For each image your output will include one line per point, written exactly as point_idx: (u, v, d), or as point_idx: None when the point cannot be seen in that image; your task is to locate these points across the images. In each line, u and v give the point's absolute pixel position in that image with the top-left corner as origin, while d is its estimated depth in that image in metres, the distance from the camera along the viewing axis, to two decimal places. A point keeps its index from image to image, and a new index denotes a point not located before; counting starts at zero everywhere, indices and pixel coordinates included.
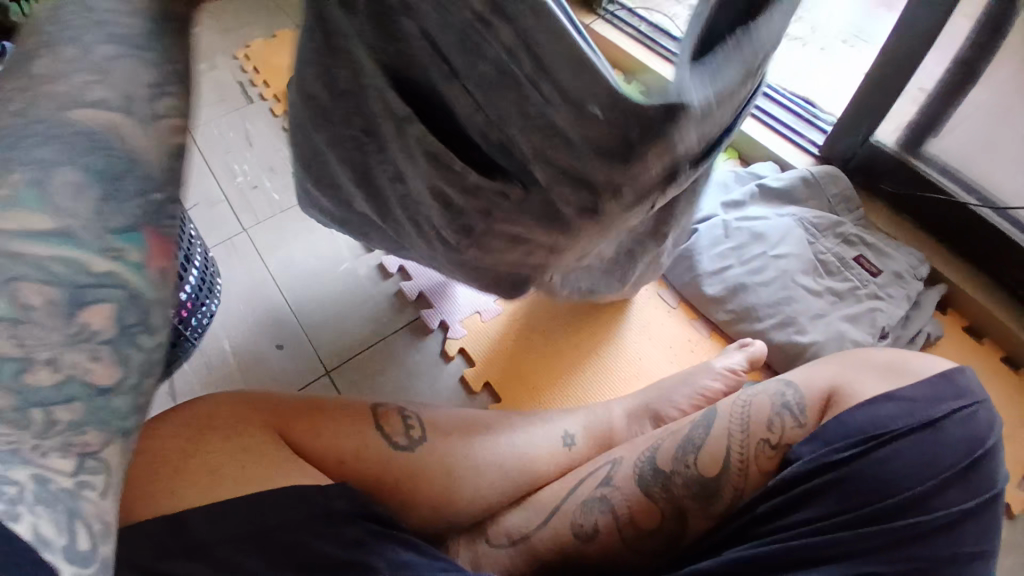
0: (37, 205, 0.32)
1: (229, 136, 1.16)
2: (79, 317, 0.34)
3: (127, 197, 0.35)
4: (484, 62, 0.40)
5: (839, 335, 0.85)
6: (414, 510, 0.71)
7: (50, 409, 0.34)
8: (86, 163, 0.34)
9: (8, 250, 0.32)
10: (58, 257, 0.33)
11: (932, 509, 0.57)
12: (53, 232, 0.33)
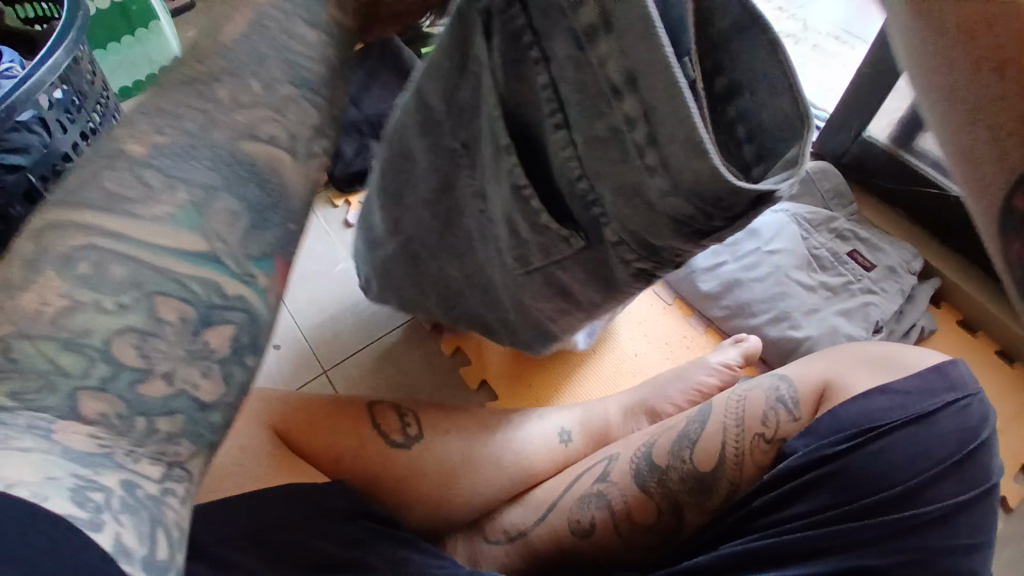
0: (195, 229, 0.39)
1: None
2: (204, 336, 0.39)
3: (268, 228, 0.43)
4: (604, 118, 0.41)
5: (833, 330, 0.86)
6: (411, 508, 0.71)
7: (153, 418, 0.37)
8: (244, 201, 0.42)
9: (149, 262, 0.37)
10: (201, 282, 0.39)
11: (925, 501, 0.58)
12: (202, 257, 0.39)
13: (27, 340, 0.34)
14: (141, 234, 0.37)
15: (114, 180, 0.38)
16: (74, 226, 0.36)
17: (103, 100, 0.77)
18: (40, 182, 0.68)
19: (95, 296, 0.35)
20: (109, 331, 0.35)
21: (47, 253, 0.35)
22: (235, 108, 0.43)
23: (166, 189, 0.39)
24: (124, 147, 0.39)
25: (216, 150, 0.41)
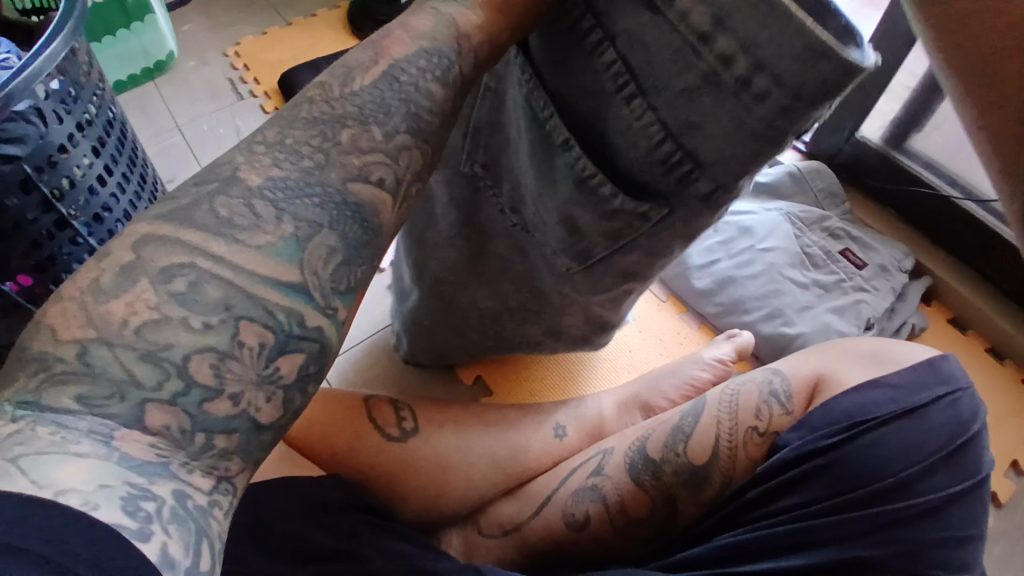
0: (292, 258, 0.33)
1: (218, 133, 1.18)
2: (275, 361, 0.32)
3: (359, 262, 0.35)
4: (693, 68, 0.38)
5: (825, 327, 0.86)
6: (406, 501, 0.71)
7: (210, 433, 0.30)
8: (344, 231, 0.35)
9: (247, 287, 0.31)
10: (283, 307, 0.32)
11: (917, 493, 0.58)
12: (293, 286, 0.32)
13: (109, 347, 0.29)
14: (235, 254, 0.31)
15: (224, 205, 0.33)
16: (167, 239, 0.31)
17: (99, 93, 0.76)
18: (33, 173, 0.68)
19: (182, 313, 0.30)
20: (189, 349, 0.30)
21: (145, 265, 0.30)
22: (355, 150, 0.36)
23: (271, 218, 0.33)
24: (238, 173, 0.34)
25: (325, 188, 0.35)
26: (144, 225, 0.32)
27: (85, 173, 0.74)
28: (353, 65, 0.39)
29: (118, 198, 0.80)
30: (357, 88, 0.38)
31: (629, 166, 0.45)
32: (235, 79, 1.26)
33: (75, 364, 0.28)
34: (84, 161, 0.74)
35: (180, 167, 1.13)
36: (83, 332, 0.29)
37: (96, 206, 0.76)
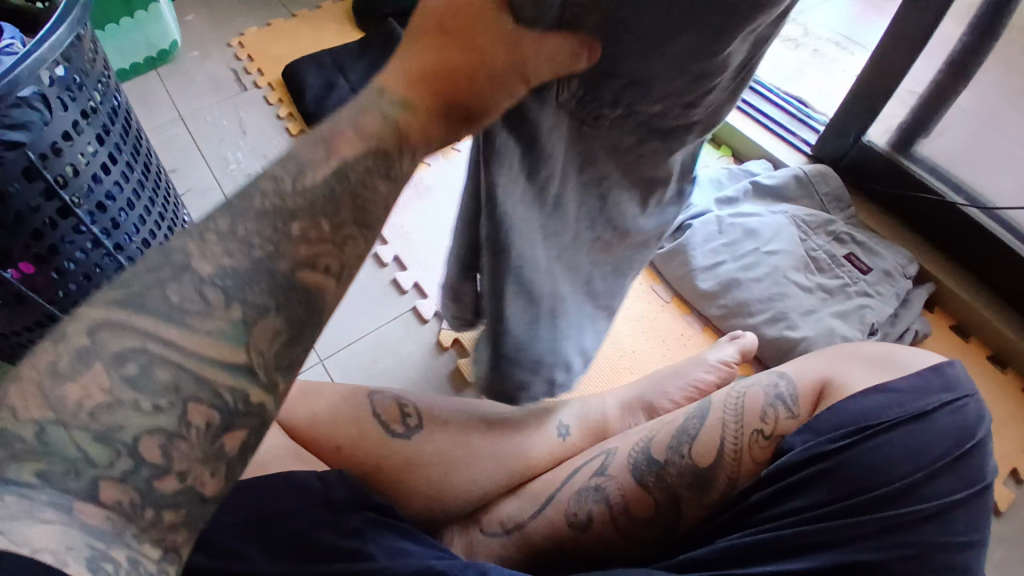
0: (238, 342, 0.34)
1: (221, 124, 1.18)
2: (220, 438, 0.35)
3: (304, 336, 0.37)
4: None
5: (829, 331, 0.86)
6: (410, 498, 0.72)
7: (160, 507, 0.34)
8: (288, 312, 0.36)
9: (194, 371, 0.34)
10: (228, 386, 0.34)
11: (921, 499, 0.58)
12: (234, 366, 0.34)
13: (65, 428, 0.32)
14: (184, 342, 0.33)
15: (178, 293, 0.34)
16: (121, 324, 0.33)
17: (103, 82, 0.75)
18: (37, 160, 0.67)
19: (133, 395, 0.33)
20: (139, 430, 0.33)
21: (100, 349, 0.33)
22: (301, 240, 0.35)
23: (220, 306, 0.34)
24: (190, 262, 0.34)
25: (274, 279, 0.35)
26: (98, 308, 0.33)
27: (88, 161, 0.73)
28: (300, 148, 0.35)
29: (121, 186, 0.79)
30: (308, 185, 0.35)
31: None
32: (239, 70, 1.26)
33: (33, 444, 0.31)
34: (89, 149, 0.73)
35: (181, 159, 1.13)
36: (41, 413, 0.32)
37: (99, 194, 0.76)
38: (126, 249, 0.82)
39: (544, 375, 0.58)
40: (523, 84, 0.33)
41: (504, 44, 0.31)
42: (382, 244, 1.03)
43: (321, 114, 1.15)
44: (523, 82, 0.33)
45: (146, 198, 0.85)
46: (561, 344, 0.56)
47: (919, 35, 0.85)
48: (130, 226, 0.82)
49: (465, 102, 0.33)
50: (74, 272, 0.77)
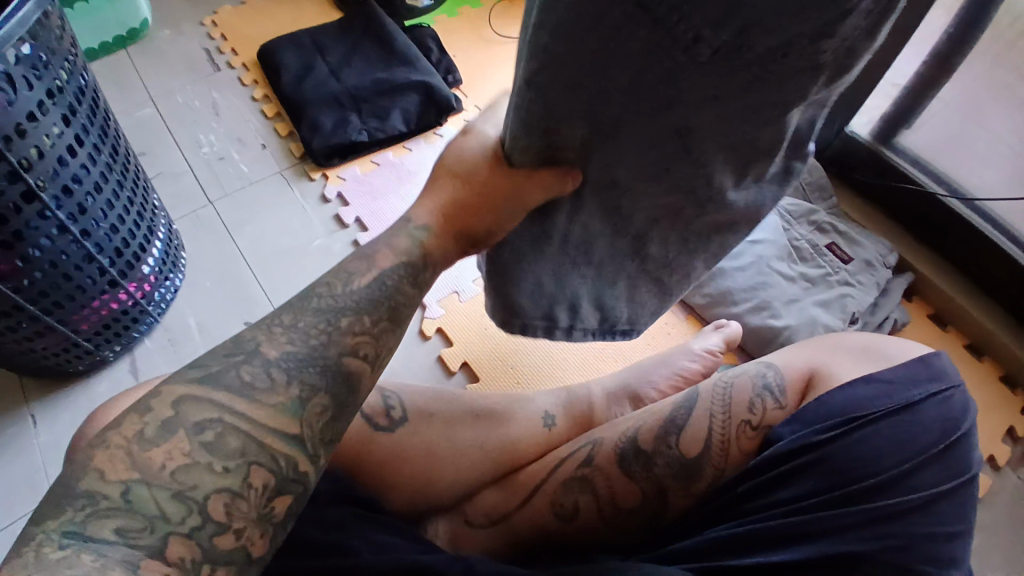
0: (295, 413, 0.45)
1: (194, 105, 1.14)
2: (271, 502, 0.43)
3: (343, 414, 0.47)
4: None
5: (811, 320, 0.87)
6: (394, 490, 0.70)
7: (214, 565, 0.41)
8: (335, 391, 0.47)
9: (259, 439, 0.43)
10: (284, 453, 0.44)
11: (907, 489, 0.59)
12: (289, 436, 0.44)
13: (146, 486, 0.40)
14: (253, 413, 0.44)
15: (249, 373, 0.45)
16: (203, 400, 0.43)
17: (70, 59, 0.72)
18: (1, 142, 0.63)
19: (208, 458, 0.42)
20: (209, 489, 0.41)
21: (182, 420, 0.42)
22: (348, 332, 0.49)
23: (284, 383, 0.46)
24: (260, 348, 0.47)
25: (325, 360, 0.47)
26: (182, 387, 0.44)
27: (53, 143, 0.70)
28: (352, 271, 0.51)
29: (88, 170, 0.76)
30: (356, 288, 0.50)
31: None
32: (211, 50, 1.21)
33: (117, 501, 0.39)
34: (53, 130, 0.70)
35: (154, 142, 1.09)
36: (127, 474, 0.40)
37: (65, 178, 0.73)
38: (94, 234, 0.79)
39: (540, 303, 0.57)
40: (524, 208, 0.47)
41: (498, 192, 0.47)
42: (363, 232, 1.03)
43: (299, 96, 1.12)
44: (524, 208, 0.47)
45: (115, 180, 0.81)
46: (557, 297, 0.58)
47: (906, 27, 0.85)
48: (98, 210, 0.78)
49: (474, 229, 0.52)
50: (39, 259, 0.73)
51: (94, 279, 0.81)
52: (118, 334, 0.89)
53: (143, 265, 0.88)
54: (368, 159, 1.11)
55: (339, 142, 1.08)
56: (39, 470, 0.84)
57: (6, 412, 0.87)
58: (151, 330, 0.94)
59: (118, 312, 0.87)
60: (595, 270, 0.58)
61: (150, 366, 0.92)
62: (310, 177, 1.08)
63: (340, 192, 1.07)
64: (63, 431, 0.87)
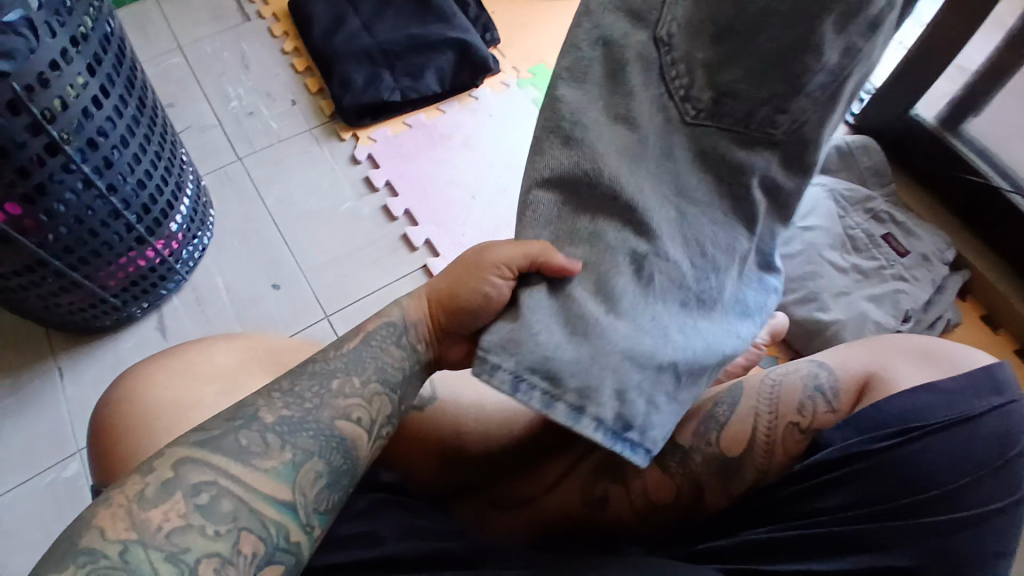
0: (288, 480, 0.48)
1: (223, 56, 1.10)
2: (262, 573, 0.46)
3: (336, 487, 0.50)
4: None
5: (861, 315, 0.82)
6: (419, 469, 0.69)
7: None
8: (328, 460, 0.50)
9: (252, 505, 0.46)
10: (276, 522, 0.47)
11: (959, 506, 0.56)
12: (282, 504, 0.47)
13: (143, 547, 0.43)
14: (248, 478, 0.47)
15: (245, 437, 0.48)
16: (203, 463, 0.46)
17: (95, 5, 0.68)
18: (22, 93, 0.61)
19: (201, 521, 0.44)
20: (201, 554, 0.44)
21: (180, 482, 0.45)
22: (341, 395, 0.52)
23: (278, 448, 0.49)
24: (258, 414, 0.50)
25: (318, 424, 0.50)
26: (182, 449, 0.47)
27: (78, 94, 0.67)
28: (344, 335, 0.56)
29: (114, 123, 0.73)
30: (345, 349, 0.55)
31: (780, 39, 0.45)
32: None
33: (115, 560, 0.42)
34: (78, 80, 0.66)
35: (181, 93, 1.06)
36: (126, 534, 0.43)
37: (90, 130, 0.70)
38: (120, 190, 0.76)
39: (551, 337, 0.47)
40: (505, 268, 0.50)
41: (476, 274, 0.52)
42: (393, 196, 1.00)
43: (330, 50, 1.07)
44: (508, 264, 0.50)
45: (142, 134, 0.78)
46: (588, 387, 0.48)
47: None
48: (124, 165, 0.75)
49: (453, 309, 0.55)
50: (64, 214, 0.71)
51: (122, 236, 0.78)
52: (146, 292, 0.87)
53: (171, 222, 0.85)
54: (401, 121, 1.07)
55: (370, 100, 1.03)
56: (62, 426, 0.83)
57: (31, 367, 0.86)
58: (179, 287, 0.91)
59: (146, 269, 0.84)
60: (629, 325, 0.49)
61: (176, 326, 0.90)
62: (340, 138, 1.04)
63: (371, 153, 1.03)
64: (90, 388, 0.85)
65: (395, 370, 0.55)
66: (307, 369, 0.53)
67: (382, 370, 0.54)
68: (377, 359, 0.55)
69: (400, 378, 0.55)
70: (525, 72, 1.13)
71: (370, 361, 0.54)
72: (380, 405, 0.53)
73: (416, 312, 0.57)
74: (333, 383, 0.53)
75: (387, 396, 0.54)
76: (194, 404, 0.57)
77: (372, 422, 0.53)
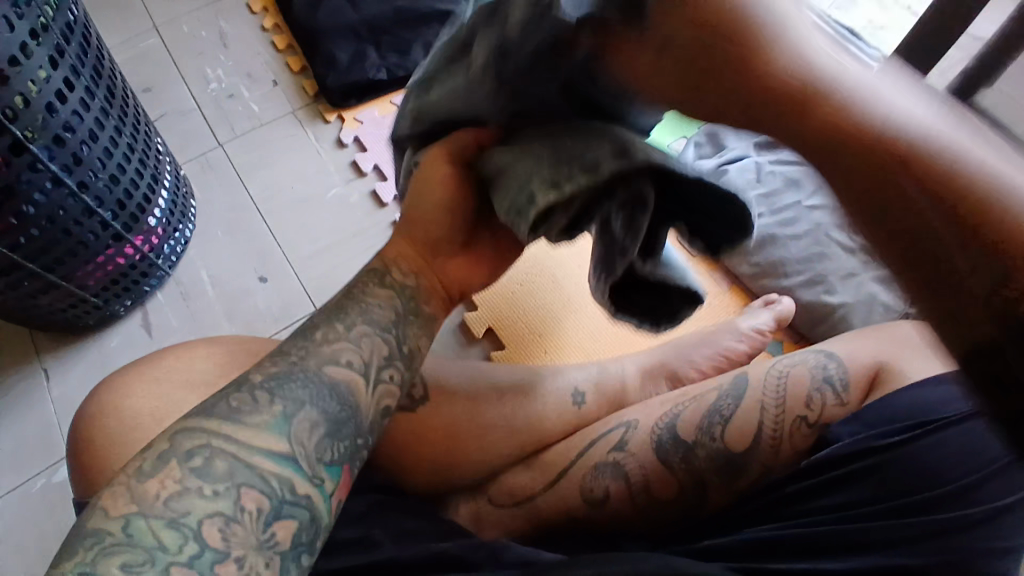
0: (283, 431, 0.46)
1: (201, 36, 1.05)
2: (272, 528, 0.43)
3: (339, 438, 0.48)
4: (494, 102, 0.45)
5: (869, 297, 0.80)
6: (416, 472, 0.67)
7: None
8: (326, 405, 0.48)
9: (250, 458, 0.44)
10: (279, 474, 0.44)
11: (972, 503, 0.52)
12: (282, 455, 0.45)
13: (143, 517, 0.40)
14: (242, 434, 0.44)
15: (237, 398, 0.46)
16: (194, 429, 0.44)
17: None
18: None
19: (199, 484, 0.42)
20: (202, 515, 0.41)
21: (176, 449, 0.43)
22: (325, 343, 0.51)
23: (268, 402, 0.46)
24: (247, 377, 0.48)
25: (306, 372, 0.49)
26: (177, 422, 0.45)
27: (40, 89, 0.63)
28: (321, 309, 0.55)
29: (82, 117, 0.69)
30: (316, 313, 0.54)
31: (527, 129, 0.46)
32: None
33: (119, 536, 0.40)
34: (40, 74, 0.63)
35: (158, 76, 1.01)
36: (127, 507, 0.41)
37: (56, 127, 0.66)
38: (92, 187, 0.73)
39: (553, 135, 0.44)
40: (447, 162, 0.49)
41: (426, 186, 0.51)
42: (382, 181, 0.96)
43: (313, 27, 1.02)
44: (447, 162, 0.49)
45: (113, 125, 0.74)
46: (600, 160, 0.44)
47: None
48: (95, 161, 0.72)
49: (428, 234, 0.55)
50: (34, 217, 0.68)
51: (97, 235, 0.76)
52: (127, 289, 0.84)
53: (148, 217, 0.82)
54: (387, 100, 1.01)
55: (357, 80, 1.00)
56: (49, 429, 0.81)
57: (17, 368, 0.84)
58: (163, 283, 0.89)
59: (125, 267, 0.82)
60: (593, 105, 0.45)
61: (162, 322, 0.87)
62: (325, 120, 1.00)
63: (356, 135, 0.99)
64: (76, 388, 0.83)
65: (385, 313, 0.54)
66: (295, 335, 0.52)
67: (366, 335, 0.52)
68: (367, 314, 0.53)
69: (391, 318, 0.54)
70: None
71: (358, 318, 0.53)
72: (361, 380, 0.51)
73: (395, 253, 0.56)
74: (316, 339, 0.51)
75: (388, 344, 0.53)
76: (177, 412, 0.55)
77: (367, 365, 0.51)
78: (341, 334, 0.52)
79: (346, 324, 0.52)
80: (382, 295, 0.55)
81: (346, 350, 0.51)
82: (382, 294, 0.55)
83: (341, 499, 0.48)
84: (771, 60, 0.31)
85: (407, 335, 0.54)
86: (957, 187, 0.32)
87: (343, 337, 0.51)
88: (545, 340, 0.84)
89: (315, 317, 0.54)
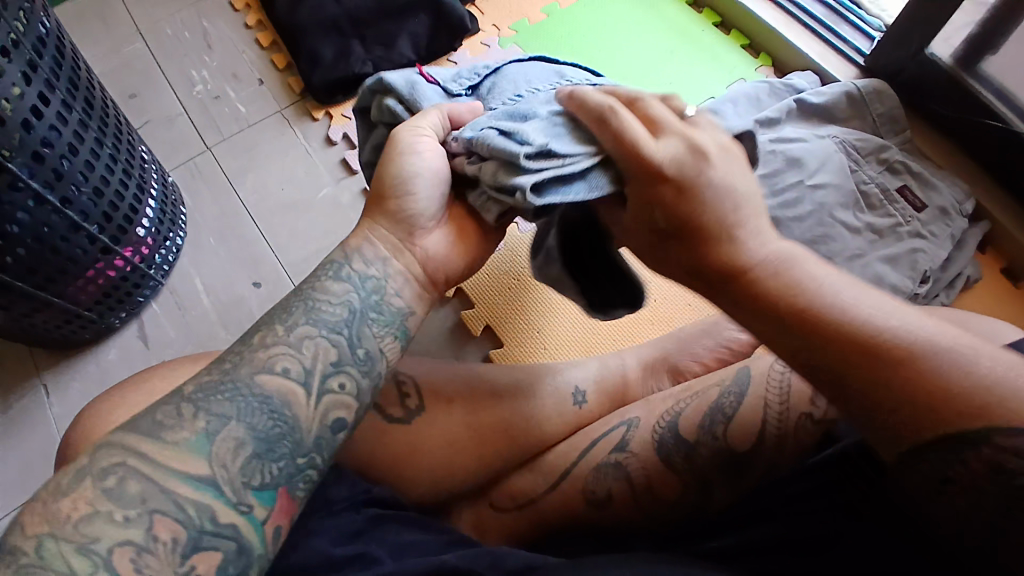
0: (203, 452, 0.46)
1: (184, 37, 1.03)
2: (191, 558, 0.44)
3: (272, 457, 0.48)
4: (490, 150, 0.54)
5: (875, 279, 0.77)
6: (414, 482, 0.64)
7: None
8: (255, 424, 0.48)
9: (166, 484, 0.44)
10: (198, 501, 0.45)
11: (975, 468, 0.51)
12: (202, 479, 0.45)
13: (55, 540, 0.41)
14: (159, 454, 0.45)
15: (163, 412, 0.47)
16: (116, 444, 0.45)
17: (25, 5, 0.63)
18: None
19: (109, 507, 0.43)
20: (113, 542, 0.42)
21: (93, 465, 0.44)
22: (262, 348, 0.51)
23: (190, 417, 0.47)
24: (182, 387, 0.49)
25: (235, 383, 0.49)
26: (106, 435, 0.46)
27: (15, 106, 0.61)
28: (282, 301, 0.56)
29: (60, 131, 0.67)
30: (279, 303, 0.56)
31: (500, 164, 0.53)
32: None
33: (32, 557, 0.41)
34: (13, 91, 0.61)
35: (143, 81, 1.00)
36: (39, 528, 0.42)
37: (34, 142, 0.64)
38: (76, 202, 0.71)
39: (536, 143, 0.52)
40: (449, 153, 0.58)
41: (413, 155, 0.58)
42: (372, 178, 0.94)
43: (294, 21, 0.99)
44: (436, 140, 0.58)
45: (93, 137, 0.73)
46: (563, 136, 0.54)
47: None
48: (77, 175, 0.70)
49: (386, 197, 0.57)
50: (20, 235, 0.67)
51: (85, 249, 0.74)
52: (121, 301, 0.84)
53: (138, 228, 0.81)
54: None
55: (340, 75, 0.96)
56: (49, 447, 0.81)
57: (16, 387, 0.84)
58: (157, 292, 0.88)
59: (117, 279, 0.81)
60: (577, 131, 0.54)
61: (158, 333, 0.87)
62: (313, 118, 0.98)
63: (345, 132, 0.97)
64: (74, 405, 0.83)
65: (332, 313, 0.54)
66: (241, 340, 0.53)
67: (307, 338, 0.52)
68: (312, 313, 0.53)
69: (343, 317, 0.54)
70: (507, 29, 1.03)
71: (297, 321, 0.53)
72: (298, 390, 0.50)
73: (358, 239, 0.57)
74: (254, 343, 0.52)
75: (334, 346, 0.53)
76: None
77: (306, 373, 0.51)
78: (282, 337, 0.52)
79: (288, 324, 0.53)
80: (333, 291, 0.55)
81: (283, 357, 0.51)
82: (337, 289, 0.55)
83: (281, 523, 0.48)
84: (721, 249, 0.49)
85: (363, 336, 0.54)
86: (844, 331, 0.45)
87: (286, 344, 0.52)
88: (546, 335, 0.82)
89: (272, 313, 0.54)
